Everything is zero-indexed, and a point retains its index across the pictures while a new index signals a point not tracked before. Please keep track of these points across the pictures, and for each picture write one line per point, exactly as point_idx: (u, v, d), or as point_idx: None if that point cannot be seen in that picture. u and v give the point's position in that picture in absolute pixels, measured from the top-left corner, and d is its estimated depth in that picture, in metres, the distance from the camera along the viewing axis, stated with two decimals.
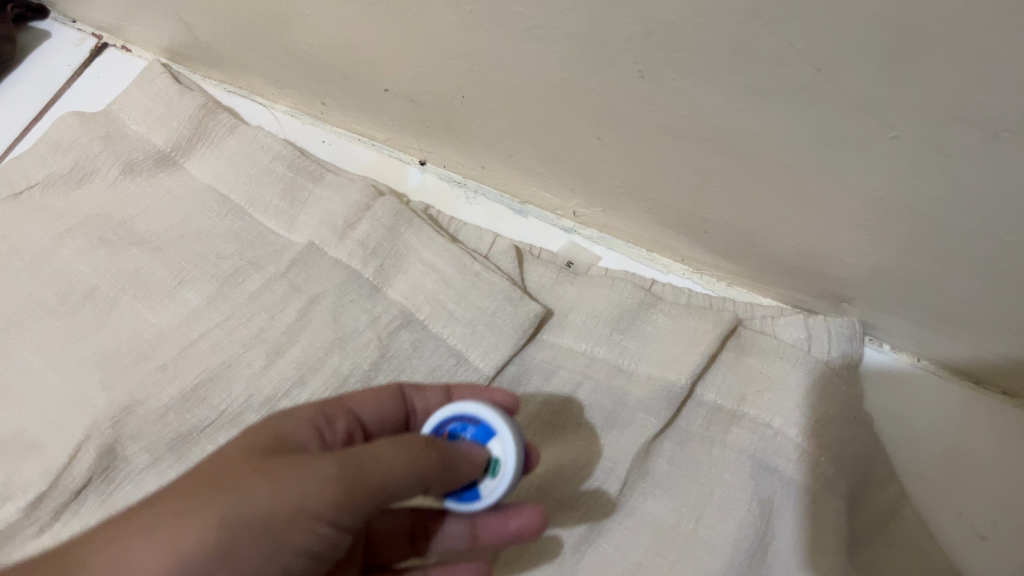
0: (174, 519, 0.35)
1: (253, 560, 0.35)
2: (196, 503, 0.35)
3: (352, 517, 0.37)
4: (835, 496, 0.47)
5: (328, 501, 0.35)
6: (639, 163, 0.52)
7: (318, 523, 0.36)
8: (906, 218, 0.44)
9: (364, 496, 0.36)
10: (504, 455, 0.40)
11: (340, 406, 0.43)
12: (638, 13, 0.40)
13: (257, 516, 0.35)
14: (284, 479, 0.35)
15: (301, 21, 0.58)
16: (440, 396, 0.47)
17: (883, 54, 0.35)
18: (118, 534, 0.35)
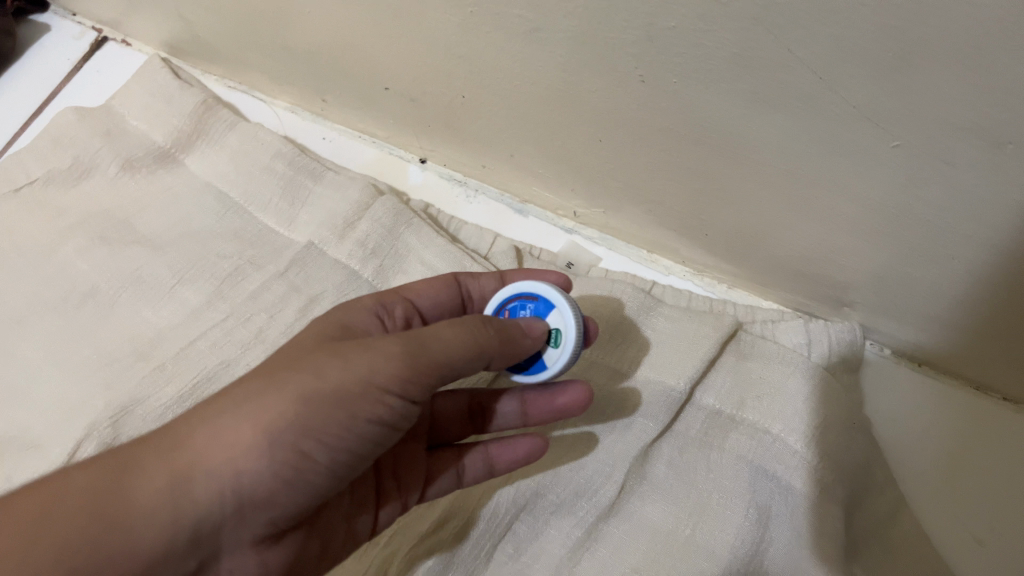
0: (257, 398, 0.38)
1: (332, 432, 0.38)
2: (276, 382, 0.38)
3: (417, 390, 0.39)
4: (833, 503, 0.47)
5: (394, 371, 0.38)
6: (640, 165, 0.51)
7: (386, 396, 0.38)
8: (908, 225, 0.43)
9: (426, 371, 0.39)
10: (565, 325, 0.44)
11: (398, 298, 0.47)
12: (639, 18, 0.40)
13: (332, 392, 0.38)
14: (350, 359, 0.38)
15: (300, 18, 0.58)
16: (495, 284, 0.51)
17: (885, 63, 0.35)
18: (207, 416, 0.38)
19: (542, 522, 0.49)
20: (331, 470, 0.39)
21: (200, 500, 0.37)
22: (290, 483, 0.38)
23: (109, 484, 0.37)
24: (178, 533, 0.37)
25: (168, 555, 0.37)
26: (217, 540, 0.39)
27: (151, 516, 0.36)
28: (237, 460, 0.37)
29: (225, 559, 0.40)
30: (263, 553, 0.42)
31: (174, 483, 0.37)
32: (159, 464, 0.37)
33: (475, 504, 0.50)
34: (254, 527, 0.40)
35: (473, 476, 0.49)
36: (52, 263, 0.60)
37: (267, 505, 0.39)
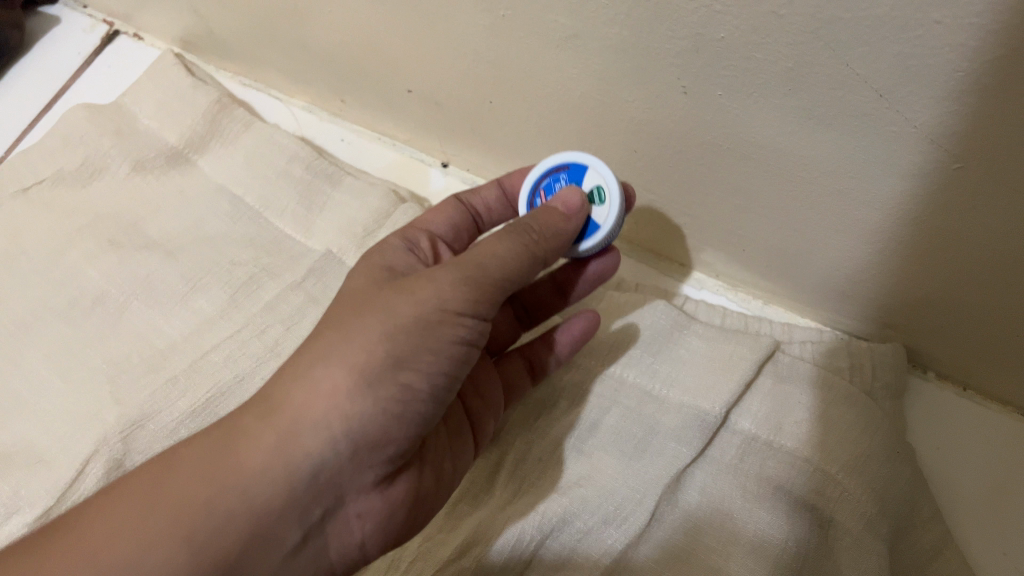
0: (340, 345, 0.37)
1: (424, 358, 0.37)
2: (357, 325, 0.37)
3: (490, 304, 0.39)
4: (877, 538, 0.44)
5: (465, 291, 0.37)
6: (675, 179, 0.49)
7: (463, 316, 0.38)
8: (966, 250, 0.41)
9: (494, 284, 0.38)
10: (604, 180, 0.45)
11: (418, 230, 0.47)
12: (686, 29, 0.38)
13: (412, 322, 0.37)
14: (421, 291, 0.37)
15: (321, 18, 0.55)
16: (494, 193, 0.52)
17: (955, 83, 0.32)
18: (299, 371, 0.38)
19: (568, 550, 0.45)
20: (433, 395, 0.38)
21: (310, 451, 0.36)
22: (398, 417, 0.37)
23: (214, 452, 0.37)
24: (294, 486, 0.36)
25: (286, 511, 0.36)
26: (338, 487, 0.38)
27: (262, 476, 0.36)
28: (338, 405, 0.36)
29: (351, 505, 0.39)
30: (387, 493, 0.40)
31: (277, 443, 0.36)
32: (263, 426, 0.37)
33: (501, 522, 0.46)
34: (372, 469, 0.38)
35: (543, 367, 0.50)
36: (59, 267, 0.57)
37: (381, 443, 0.37)
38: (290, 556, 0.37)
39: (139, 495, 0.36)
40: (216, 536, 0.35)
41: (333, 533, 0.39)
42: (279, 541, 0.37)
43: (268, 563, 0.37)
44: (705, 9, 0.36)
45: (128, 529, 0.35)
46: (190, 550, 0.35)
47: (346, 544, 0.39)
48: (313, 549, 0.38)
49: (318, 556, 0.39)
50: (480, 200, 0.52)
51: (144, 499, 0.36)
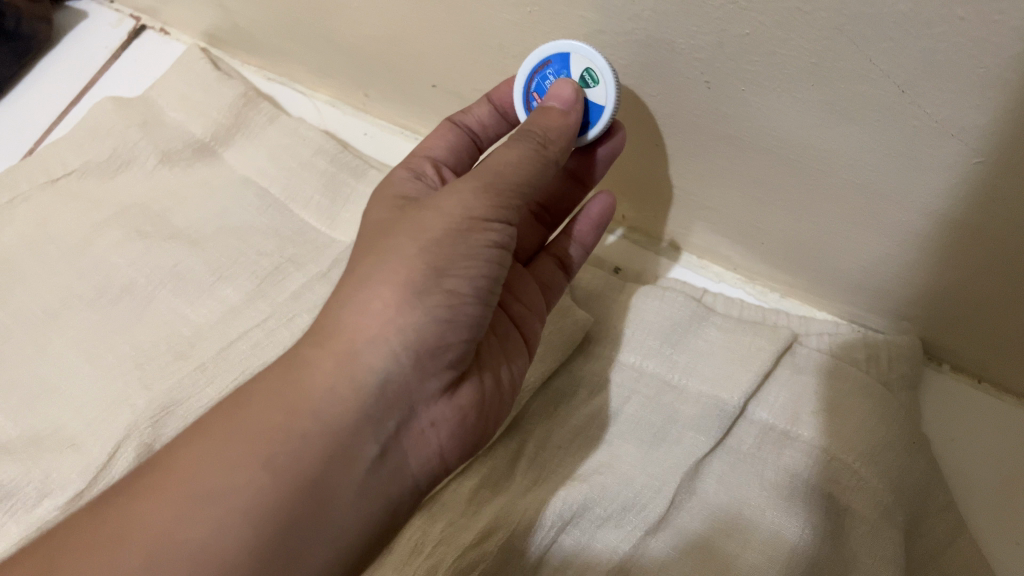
0: (379, 265, 0.39)
1: (463, 264, 0.39)
2: (392, 248, 0.39)
3: (511, 210, 0.40)
4: (893, 525, 0.45)
5: (486, 199, 0.39)
6: (696, 172, 0.50)
7: (489, 223, 0.39)
8: (985, 244, 0.42)
9: (512, 193, 0.40)
10: (590, 63, 0.43)
11: (421, 159, 0.49)
12: (710, 24, 0.38)
13: (444, 233, 0.39)
14: (445, 207, 0.39)
15: (347, 13, 0.57)
16: (484, 111, 0.51)
17: (977, 77, 0.33)
18: (346, 300, 0.39)
19: (589, 535, 0.46)
20: (478, 297, 0.40)
21: (373, 366, 0.38)
22: (449, 321, 0.39)
23: (280, 383, 0.38)
24: (363, 402, 0.38)
25: (361, 425, 0.38)
26: (408, 398, 0.39)
27: (331, 394, 0.37)
28: (391, 319, 0.38)
29: (422, 414, 0.40)
30: (454, 399, 0.41)
31: (340, 363, 0.38)
32: (322, 352, 0.38)
33: (526, 511, 0.46)
34: (437, 376, 0.39)
35: (573, 258, 0.53)
36: (88, 256, 0.58)
37: (439, 349, 0.39)
38: (371, 473, 0.38)
39: (214, 433, 0.37)
40: (295, 457, 0.36)
41: (410, 445, 0.40)
42: (359, 458, 0.38)
43: (351, 482, 0.38)
44: (730, 5, 0.37)
45: (211, 465, 0.36)
46: (272, 475, 0.36)
47: (424, 453, 0.40)
48: (392, 464, 0.39)
49: (400, 470, 0.39)
50: (470, 118, 0.51)
51: (220, 436, 0.37)
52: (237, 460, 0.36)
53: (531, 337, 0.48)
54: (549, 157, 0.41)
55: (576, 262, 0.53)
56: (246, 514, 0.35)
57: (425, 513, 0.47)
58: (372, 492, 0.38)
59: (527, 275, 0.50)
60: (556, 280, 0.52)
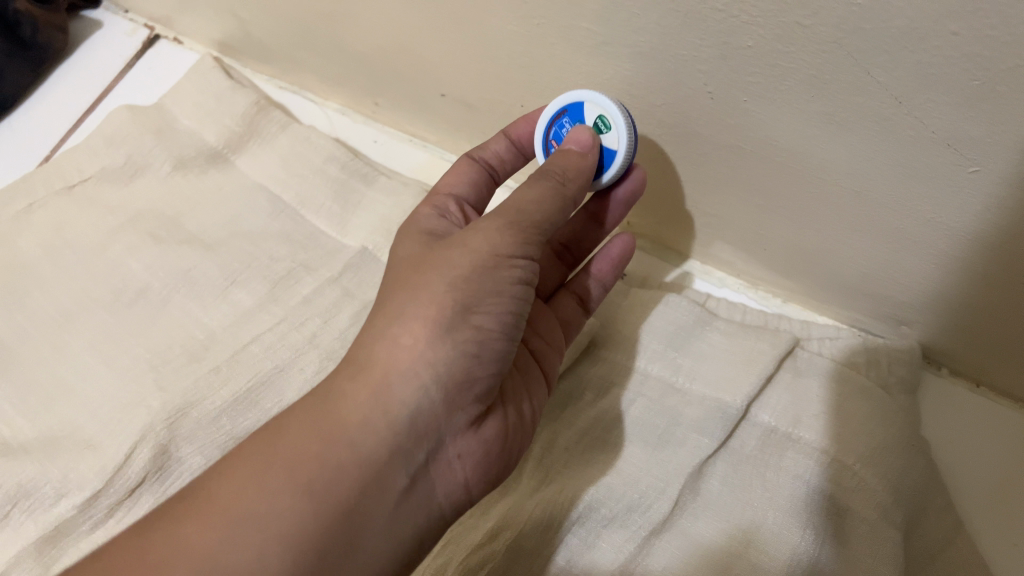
0: (408, 303, 0.40)
1: (490, 301, 0.40)
2: (420, 286, 0.40)
3: (534, 247, 0.42)
4: (892, 525, 0.46)
5: (510, 237, 0.40)
6: (700, 180, 0.51)
7: (513, 259, 0.41)
8: (982, 252, 0.43)
9: (534, 231, 0.41)
10: (605, 110, 0.45)
11: (444, 197, 0.49)
12: (714, 37, 0.40)
13: (471, 271, 0.40)
14: (471, 245, 0.40)
15: (359, 23, 0.58)
16: (502, 145, 0.52)
17: (971, 90, 0.34)
18: (378, 334, 0.40)
19: (594, 535, 0.47)
20: (502, 332, 0.41)
21: (405, 400, 0.39)
22: (474, 356, 0.40)
23: (315, 413, 0.39)
24: (397, 433, 0.39)
25: (394, 456, 0.39)
26: (436, 431, 0.40)
27: (368, 426, 0.39)
28: (422, 355, 0.39)
29: (449, 445, 0.41)
30: (480, 431, 0.42)
31: (374, 396, 0.39)
32: (357, 384, 0.40)
33: (533, 513, 0.47)
34: (463, 409, 0.41)
35: (593, 297, 0.53)
36: (104, 261, 0.60)
37: (467, 383, 0.40)
38: (401, 501, 0.39)
39: (252, 461, 0.38)
40: (335, 484, 0.38)
41: (437, 475, 0.41)
42: (392, 486, 0.39)
43: (383, 508, 0.39)
44: (733, 19, 0.38)
45: (251, 491, 0.37)
46: (314, 501, 0.37)
47: (451, 484, 0.42)
48: (420, 493, 0.40)
49: (428, 499, 0.41)
50: (489, 153, 0.52)
51: (258, 464, 0.38)
52: (278, 486, 0.37)
53: (550, 370, 0.49)
54: (569, 196, 0.43)
55: (595, 301, 0.53)
56: (287, 538, 0.36)
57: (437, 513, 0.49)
58: (401, 518, 0.39)
59: (548, 313, 0.51)
60: (576, 319, 0.52)
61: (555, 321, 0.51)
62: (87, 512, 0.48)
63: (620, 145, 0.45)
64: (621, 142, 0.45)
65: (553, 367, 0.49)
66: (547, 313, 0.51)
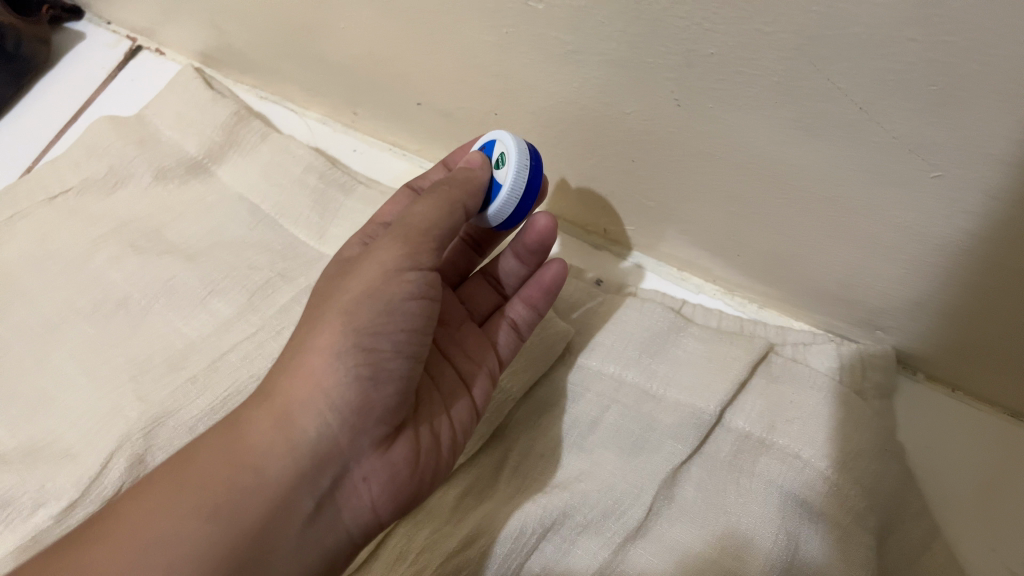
0: (310, 332, 0.42)
1: (381, 320, 0.42)
2: (320, 315, 0.42)
3: (426, 261, 0.43)
4: (864, 531, 0.46)
5: (398, 251, 0.42)
6: (673, 186, 0.51)
7: (403, 274, 0.42)
8: (950, 256, 0.43)
9: (421, 240, 0.43)
10: (507, 146, 0.47)
11: (376, 225, 0.52)
12: (679, 44, 0.40)
13: (361, 294, 0.42)
14: (363, 269, 0.43)
15: (335, 33, 0.58)
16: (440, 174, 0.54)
17: (930, 97, 0.34)
18: (287, 366, 0.42)
19: (569, 541, 0.47)
20: (400, 351, 0.42)
21: (304, 426, 0.40)
22: (371, 378, 0.41)
23: (223, 441, 0.40)
24: (299, 459, 0.40)
25: (296, 482, 0.40)
26: (339, 457, 0.41)
27: (271, 453, 0.40)
28: (317, 382, 0.40)
29: (354, 469, 0.42)
30: (387, 455, 0.43)
31: (276, 424, 0.40)
32: (262, 412, 0.41)
33: (495, 522, 0.47)
34: (366, 433, 0.42)
35: (525, 322, 0.51)
36: (85, 271, 0.60)
37: (365, 408, 0.41)
38: (308, 526, 0.40)
39: (160, 488, 0.39)
40: (240, 508, 0.39)
41: (344, 500, 0.42)
42: (297, 512, 0.40)
43: (289, 534, 0.40)
44: (695, 26, 0.38)
45: (159, 517, 0.38)
46: (219, 525, 0.38)
47: (359, 509, 0.42)
48: (327, 518, 0.41)
49: (335, 523, 0.42)
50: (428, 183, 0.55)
51: (167, 490, 0.39)
52: (184, 511, 0.38)
53: (479, 393, 0.49)
54: (458, 205, 0.44)
55: (528, 326, 0.52)
56: (193, 561, 0.37)
57: (410, 523, 0.48)
58: (310, 543, 0.40)
59: (479, 335, 0.51)
60: (510, 343, 0.51)
61: (486, 344, 0.51)
62: (63, 522, 0.48)
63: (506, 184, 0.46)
64: (510, 181, 0.46)
65: (483, 391, 0.49)
66: (478, 338, 0.51)
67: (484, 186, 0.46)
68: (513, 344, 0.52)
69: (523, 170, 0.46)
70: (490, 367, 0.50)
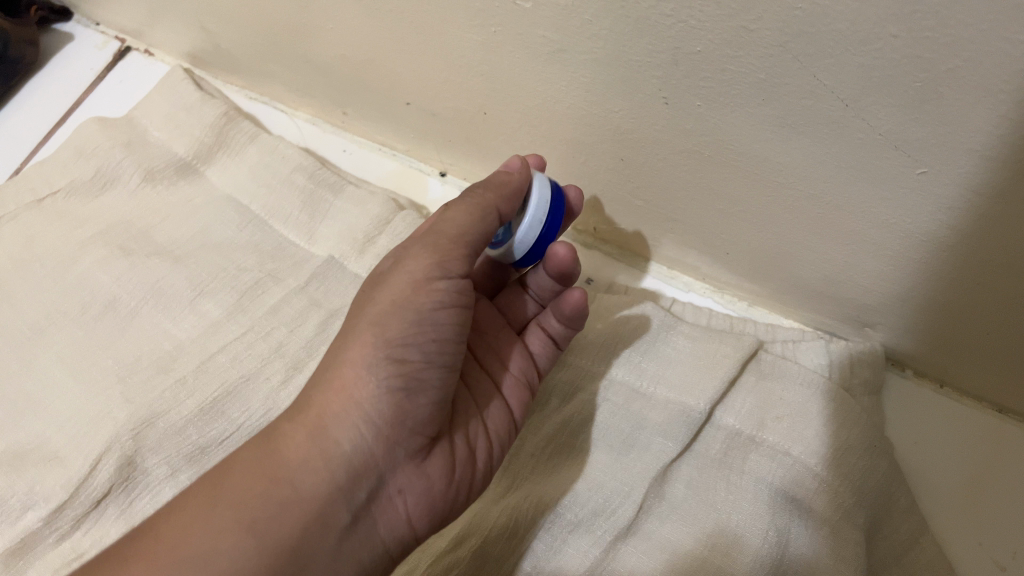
0: (343, 344, 0.42)
1: (412, 330, 0.41)
2: (352, 328, 0.42)
3: (458, 268, 0.43)
4: (854, 528, 0.46)
5: (426, 260, 0.42)
6: (662, 184, 0.51)
7: (434, 283, 0.42)
8: (936, 252, 0.43)
9: (451, 248, 0.42)
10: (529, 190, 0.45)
11: None
12: (665, 42, 0.40)
13: (391, 304, 0.42)
14: (394, 280, 0.42)
15: (322, 33, 0.58)
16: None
17: (913, 93, 0.34)
18: (320, 378, 0.42)
19: (560, 540, 0.47)
20: (433, 361, 0.42)
21: (339, 439, 0.40)
22: (406, 389, 0.41)
23: (260, 455, 0.40)
24: (334, 473, 0.40)
25: (332, 496, 0.40)
26: (375, 468, 0.41)
27: (306, 467, 0.40)
28: (350, 394, 0.41)
29: (390, 481, 0.42)
30: (423, 466, 0.43)
31: (311, 438, 0.40)
32: (296, 426, 0.41)
33: (497, 520, 0.47)
34: (400, 445, 0.42)
35: (560, 334, 0.51)
36: (73, 274, 0.59)
37: (401, 418, 0.41)
38: (344, 540, 0.40)
39: (199, 502, 0.39)
40: (275, 523, 0.38)
41: (380, 513, 0.42)
42: (332, 526, 0.40)
43: (325, 548, 0.39)
44: (681, 24, 0.38)
45: (196, 533, 0.38)
46: (255, 540, 0.38)
47: (396, 523, 0.42)
48: (363, 531, 0.41)
49: (371, 537, 0.41)
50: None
51: (204, 505, 0.39)
52: (220, 526, 0.38)
53: (514, 399, 0.49)
54: (492, 212, 0.43)
55: (563, 338, 0.51)
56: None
57: None
58: (345, 556, 0.40)
59: (514, 344, 0.51)
60: (545, 353, 0.51)
61: (523, 353, 0.51)
62: (53, 524, 0.48)
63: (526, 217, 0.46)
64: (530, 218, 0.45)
65: (519, 398, 0.49)
66: (513, 346, 0.51)
67: (524, 190, 0.45)
68: (550, 351, 0.51)
69: (534, 227, 0.45)
70: (525, 373, 0.50)
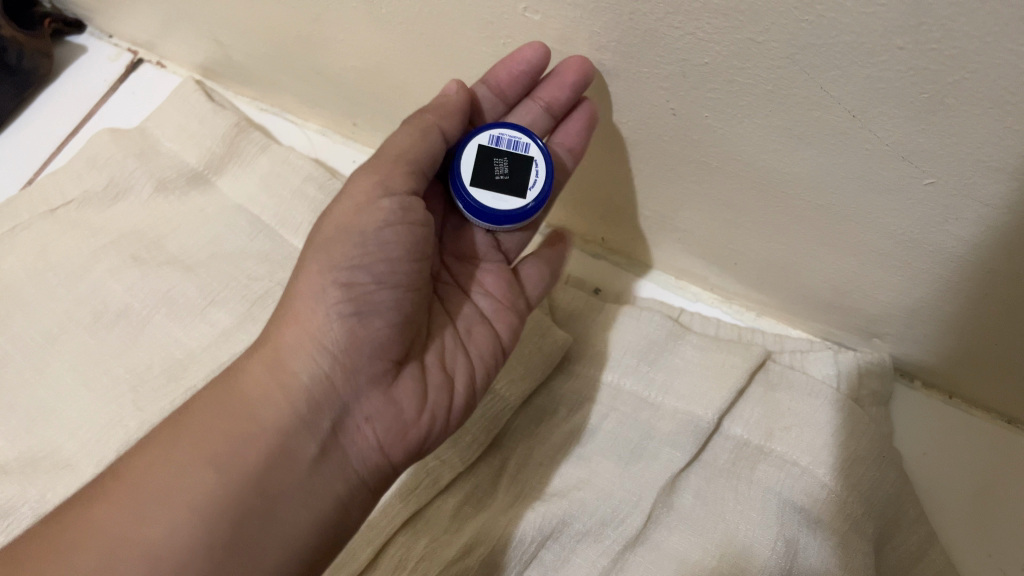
0: (298, 273, 0.43)
1: (357, 252, 0.42)
2: (305, 260, 0.43)
3: (402, 183, 0.44)
4: (862, 538, 0.46)
5: (371, 181, 0.43)
6: (670, 195, 0.52)
7: (380, 201, 0.43)
8: (942, 264, 0.43)
9: (399, 162, 0.44)
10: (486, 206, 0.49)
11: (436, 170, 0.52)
12: (673, 55, 0.40)
13: (338, 230, 0.43)
14: (344, 203, 0.44)
15: (332, 44, 0.58)
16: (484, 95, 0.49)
17: (920, 105, 0.34)
18: (279, 312, 0.43)
19: (567, 549, 0.46)
20: (382, 282, 0.42)
21: (297, 370, 0.41)
22: (358, 315, 0.42)
23: (219, 392, 0.41)
24: (294, 403, 0.41)
25: (296, 425, 0.40)
26: (337, 397, 0.42)
27: (266, 399, 0.41)
28: (305, 326, 0.42)
29: (355, 409, 0.42)
30: (390, 393, 0.43)
31: (268, 370, 0.41)
32: (252, 359, 0.42)
33: (507, 526, 0.46)
34: (361, 369, 0.42)
35: None
36: (84, 284, 0.60)
37: (355, 345, 0.42)
38: (315, 468, 0.40)
39: (161, 440, 0.39)
40: (240, 453, 0.39)
41: (349, 442, 0.42)
42: (300, 457, 0.40)
43: (296, 478, 0.40)
44: (690, 36, 0.38)
45: (161, 469, 0.38)
46: (220, 472, 0.38)
47: (368, 451, 0.42)
48: (336, 461, 0.41)
49: (343, 466, 0.41)
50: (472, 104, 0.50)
51: (167, 442, 0.39)
52: (186, 461, 0.38)
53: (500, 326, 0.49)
54: (432, 129, 0.45)
55: None
56: (200, 509, 0.37)
57: (410, 530, 0.47)
58: (319, 488, 0.40)
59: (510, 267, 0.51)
60: None
61: None
62: None
63: (547, 172, 0.49)
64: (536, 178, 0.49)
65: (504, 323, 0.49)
66: None
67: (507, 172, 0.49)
68: None
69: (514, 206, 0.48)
70: None
